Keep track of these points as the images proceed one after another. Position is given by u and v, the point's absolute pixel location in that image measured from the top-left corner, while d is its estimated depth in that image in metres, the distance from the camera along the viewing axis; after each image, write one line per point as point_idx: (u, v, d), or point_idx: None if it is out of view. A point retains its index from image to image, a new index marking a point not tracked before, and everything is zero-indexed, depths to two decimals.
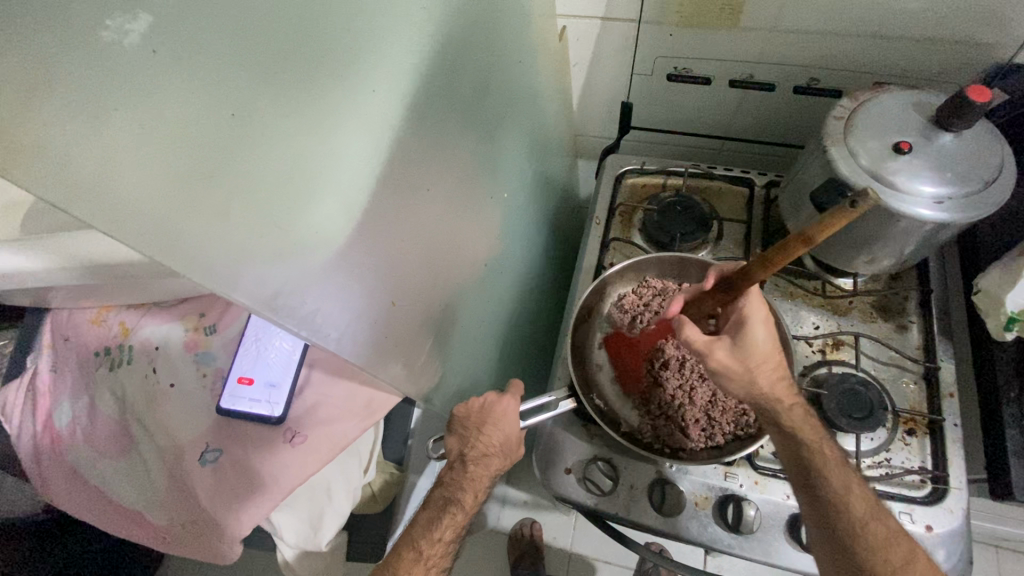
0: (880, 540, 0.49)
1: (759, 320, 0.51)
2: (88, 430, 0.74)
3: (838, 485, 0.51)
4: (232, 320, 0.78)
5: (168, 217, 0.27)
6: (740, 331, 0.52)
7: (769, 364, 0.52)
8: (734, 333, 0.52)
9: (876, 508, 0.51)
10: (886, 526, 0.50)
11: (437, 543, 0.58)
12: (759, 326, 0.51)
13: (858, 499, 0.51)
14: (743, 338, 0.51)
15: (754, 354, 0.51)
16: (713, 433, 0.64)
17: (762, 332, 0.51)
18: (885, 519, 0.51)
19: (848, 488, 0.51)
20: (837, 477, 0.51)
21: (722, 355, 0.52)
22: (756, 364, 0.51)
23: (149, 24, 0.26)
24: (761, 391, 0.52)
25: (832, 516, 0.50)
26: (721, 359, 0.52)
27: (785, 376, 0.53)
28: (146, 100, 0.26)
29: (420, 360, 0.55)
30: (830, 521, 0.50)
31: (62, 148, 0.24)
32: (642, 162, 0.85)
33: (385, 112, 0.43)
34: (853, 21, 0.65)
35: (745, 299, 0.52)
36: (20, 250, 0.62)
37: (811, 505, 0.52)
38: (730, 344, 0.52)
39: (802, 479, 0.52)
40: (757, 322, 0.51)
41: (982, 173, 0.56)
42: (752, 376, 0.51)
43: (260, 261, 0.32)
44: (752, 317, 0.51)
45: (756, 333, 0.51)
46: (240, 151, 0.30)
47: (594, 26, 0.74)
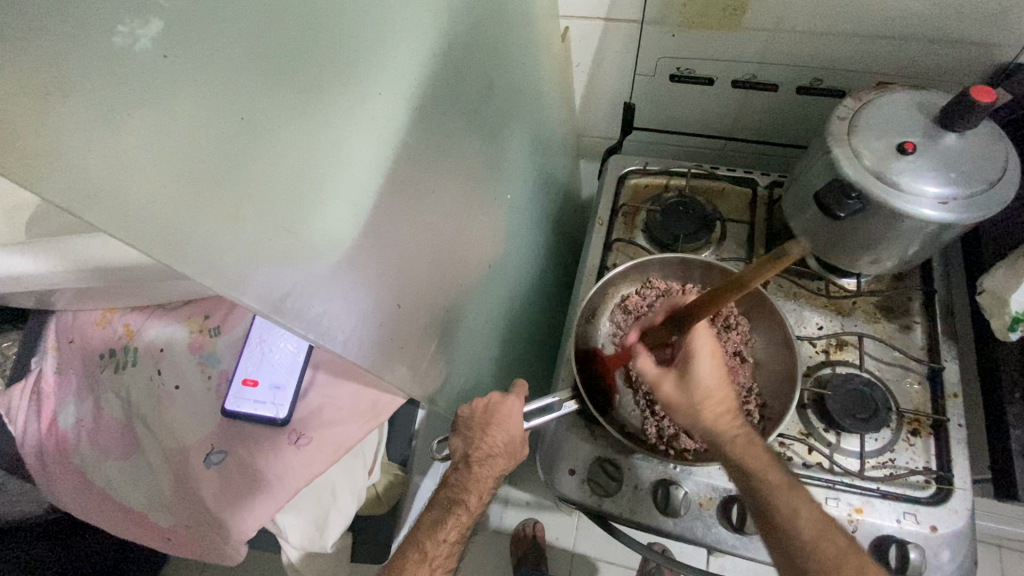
0: (834, 563, 0.46)
1: (703, 354, 0.54)
2: (93, 431, 0.74)
3: (787, 514, 0.48)
4: (238, 321, 0.78)
5: (177, 220, 0.27)
6: (687, 365, 0.54)
7: (716, 397, 0.53)
8: (682, 367, 0.55)
9: (831, 535, 0.48)
10: (840, 548, 0.47)
11: (442, 544, 0.59)
12: (705, 360, 0.54)
13: (810, 525, 0.48)
14: (689, 372, 0.54)
15: (698, 389, 0.53)
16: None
17: (708, 365, 0.54)
18: (839, 542, 0.47)
19: (797, 514, 0.48)
20: (786, 504, 0.48)
21: (668, 388, 0.55)
22: (699, 398, 0.53)
23: (161, 29, 0.27)
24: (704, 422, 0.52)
25: (786, 542, 0.48)
26: (670, 392, 0.54)
27: (731, 407, 0.53)
28: (157, 104, 0.26)
29: (424, 362, 0.56)
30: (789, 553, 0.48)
31: (77, 152, 0.24)
32: (645, 163, 0.85)
33: (391, 114, 0.43)
34: (858, 21, 0.65)
35: (693, 336, 0.55)
36: (25, 253, 0.62)
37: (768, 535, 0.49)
38: (677, 378, 0.55)
39: (754, 509, 0.50)
40: (702, 359, 0.54)
41: (987, 174, 0.56)
42: (695, 410, 0.53)
43: (267, 265, 0.32)
44: (699, 352, 0.54)
45: (700, 366, 0.54)
46: (249, 154, 0.31)
47: (597, 26, 0.74)
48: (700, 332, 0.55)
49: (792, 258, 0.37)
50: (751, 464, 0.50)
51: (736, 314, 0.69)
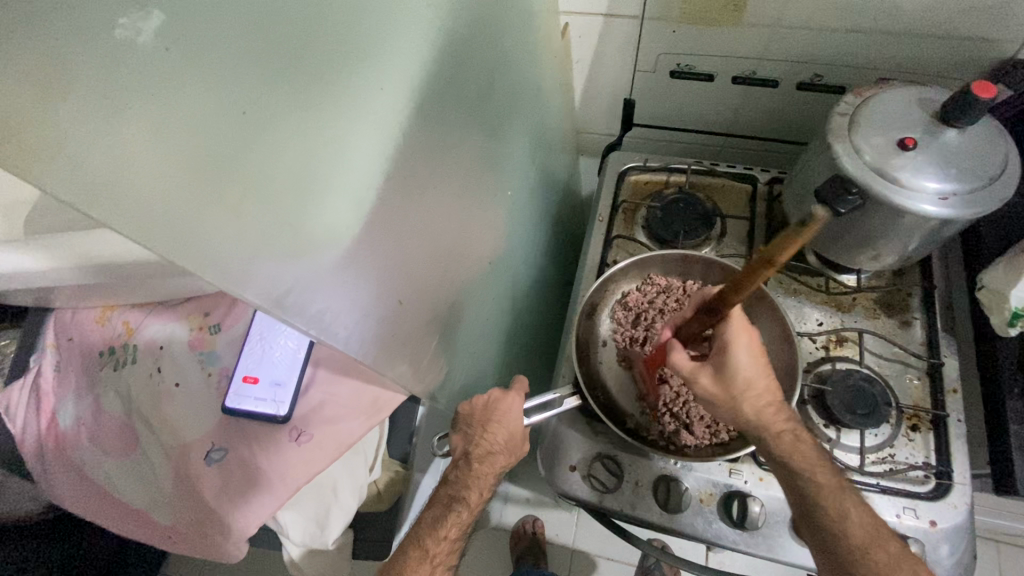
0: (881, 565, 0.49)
1: (741, 345, 0.51)
2: (92, 429, 0.74)
3: (836, 513, 0.50)
4: (237, 318, 0.78)
5: (180, 214, 0.27)
6: (722, 358, 0.52)
7: (756, 390, 0.52)
8: (717, 360, 0.52)
9: (878, 535, 0.50)
10: (885, 549, 0.49)
11: (443, 541, 0.59)
12: (742, 353, 0.51)
13: (858, 526, 0.50)
14: (727, 364, 0.51)
15: (737, 382, 0.52)
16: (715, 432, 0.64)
17: (745, 356, 0.51)
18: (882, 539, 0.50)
19: (847, 515, 0.50)
20: (836, 504, 0.51)
21: (706, 382, 0.53)
22: (737, 392, 0.52)
23: (162, 22, 0.26)
24: (749, 416, 0.52)
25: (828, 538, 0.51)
26: (706, 385, 0.53)
27: (776, 401, 0.53)
28: (160, 98, 0.26)
29: (425, 359, 0.55)
30: (830, 551, 0.51)
31: (79, 146, 0.24)
32: (645, 159, 0.85)
33: (393, 110, 0.43)
34: (859, 17, 0.65)
35: (728, 325, 0.51)
36: (24, 249, 0.61)
37: (810, 527, 0.52)
38: (714, 369, 0.52)
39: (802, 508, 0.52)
40: (740, 348, 0.51)
41: (987, 170, 0.56)
42: (737, 403, 0.52)
43: (270, 260, 0.32)
44: (734, 343, 0.51)
45: (736, 358, 0.51)
46: (251, 149, 0.30)
47: (597, 22, 0.74)
48: (735, 321, 0.51)
49: (817, 228, 0.35)
50: (798, 462, 0.51)
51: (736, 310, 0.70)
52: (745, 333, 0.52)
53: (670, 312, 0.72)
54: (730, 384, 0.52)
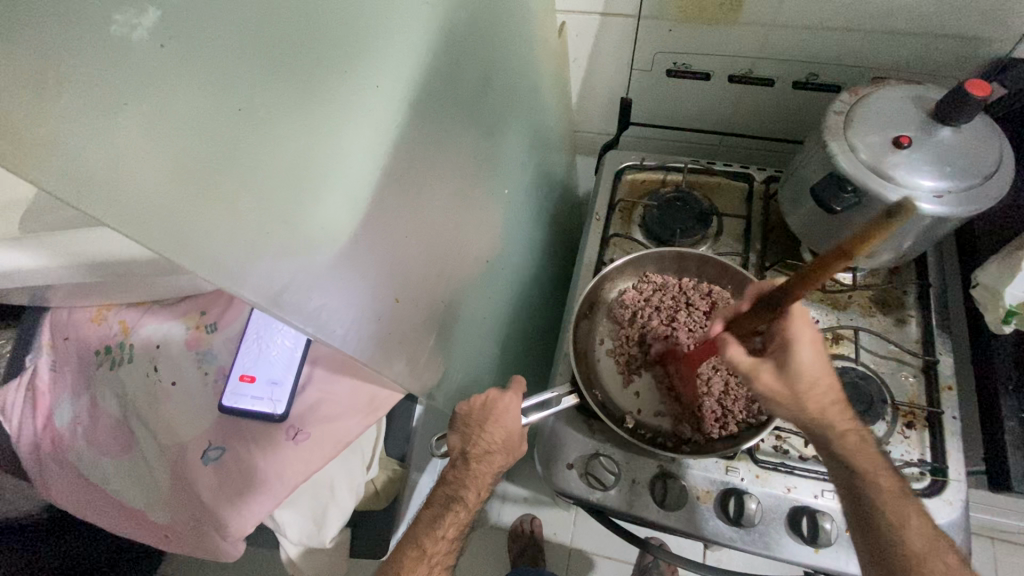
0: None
1: (804, 342, 0.49)
2: (89, 429, 0.73)
3: (894, 517, 0.50)
4: (234, 317, 0.78)
5: (177, 212, 0.27)
6: (785, 355, 0.49)
7: (819, 389, 0.50)
8: (779, 357, 0.49)
9: (939, 548, 0.50)
10: (942, 561, 0.49)
11: (441, 540, 0.59)
12: (807, 351, 0.49)
13: (917, 533, 0.50)
14: (791, 362, 0.49)
15: (801, 381, 0.49)
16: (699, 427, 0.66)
17: (809, 353, 0.49)
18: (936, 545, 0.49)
19: (907, 522, 0.50)
20: (896, 509, 0.50)
21: (767, 380, 0.50)
22: (803, 391, 0.50)
23: (157, 18, 0.26)
24: (811, 413, 0.51)
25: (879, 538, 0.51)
26: (768, 383, 0.50)
27: (839, 400, 0.52)
28: (156, 97, 0.26)
29: (422, 358, 0.55)
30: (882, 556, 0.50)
31: (74, 144, 0.24)
32: (642, 158, 0.85)
33: (389, 108, 0.43)
34: (854, 16, 0.65)
35: (791, 320, 0.49)
36: (20, 248, 0.61)
37: (862, 528, 0.52)
38: (775, 367, 0.50)
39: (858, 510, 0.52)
40: (803, 345, 0.49)
41: (981, 168, 0.56)
42: (798, 402, 0.50)
43: (267, 258, 0.32)
44: (799, 341, 0.49)
45: (801, 356, 0.48)
46: (246, 146, 0.30)
47: (594, 21, 0.74)
48: (800, 317, 0.48)
49: (904, 216, 0.36)
50: (860, 460, 0.51)
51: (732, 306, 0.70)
52: (810, 330, 0.49)
53: (663, 309, 0.72)
54: (794, 383, 0.49)
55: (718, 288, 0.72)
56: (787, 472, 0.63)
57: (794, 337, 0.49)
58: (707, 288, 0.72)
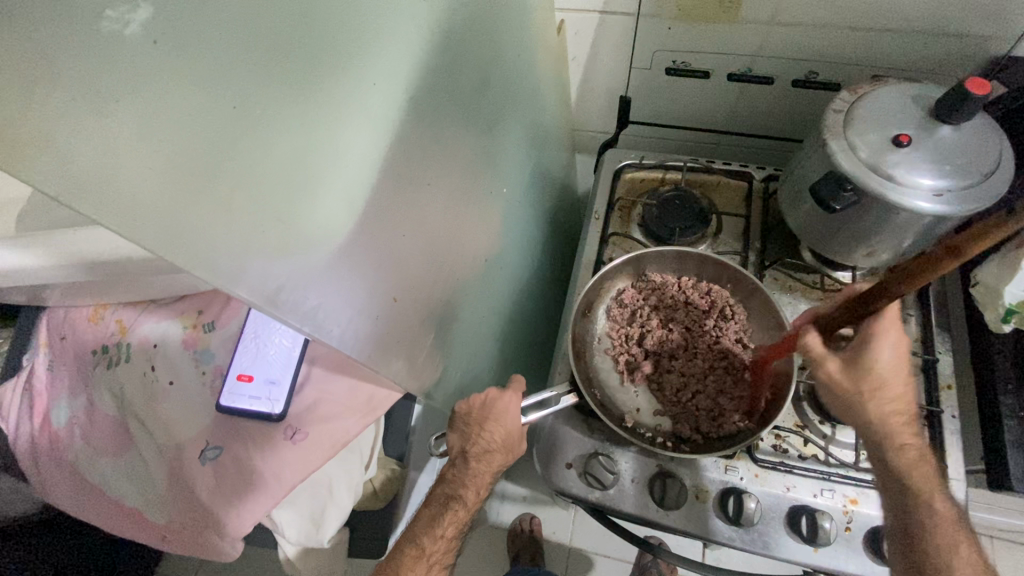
0: None
1: (887, 343, 0.49)
2: (86, 429, 0.73)
3: (944, 540, 0.49)
4: (232, 316, 0.78)
5: (171, 210, 0.27)
6: (861, 351, 0.49)
7: (889, 395, 0.50)
8: (855, 352, 0.50)
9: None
10: None
11: (440, 540, 0.59)
12: (888, 349, 0.49)
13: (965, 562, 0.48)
14: (866, 360, 0.49)
15: (870, 379, 0.49)
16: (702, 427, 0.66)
17: (890, 354, 0.49)
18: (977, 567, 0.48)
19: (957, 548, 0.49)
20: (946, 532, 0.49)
21: (833, 369, 0.51)
22: (869, 391, 0.50)
23: (150, 15, 0.26)
24: (868, 415, 0.50)
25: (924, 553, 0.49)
26: (833, 372, 0.51)
27: (909, 413, 0.51)
28: (148, 94, 0.26)
29: (421, 357, 0.55)
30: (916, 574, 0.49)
31: (65, 141, 0.23)
32: (641, 157, 0.85)
33: (387, 106, 0.43)
34: (854, 14, 0.65)
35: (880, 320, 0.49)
36: (16, 246, 0.61)
37: (904, 545, 0.51)
38: (847, 361, 0.50)
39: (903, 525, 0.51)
40: (886, 346, 0.49)
41: (981, 166, 0.56)
42: (863, 399, 0.50)
43: (263, 257, 0.32)
44: (883, 338, 0.48)
45: (880, 356, 0.49)
46: (241, 145, 0.30)
47: (593, 19, 0.74)
48: (889, 314, 0.48)
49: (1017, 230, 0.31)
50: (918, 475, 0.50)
51: (731, 304, 0.71)
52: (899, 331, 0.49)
53: (665, 309, 0.72)
54: (863, 379, 0.49)
55: (718, 287, 0.72)
56: (786, 471, 0.63)
57: (876, 332, 0.48)
58: (706, 287, 0.72)
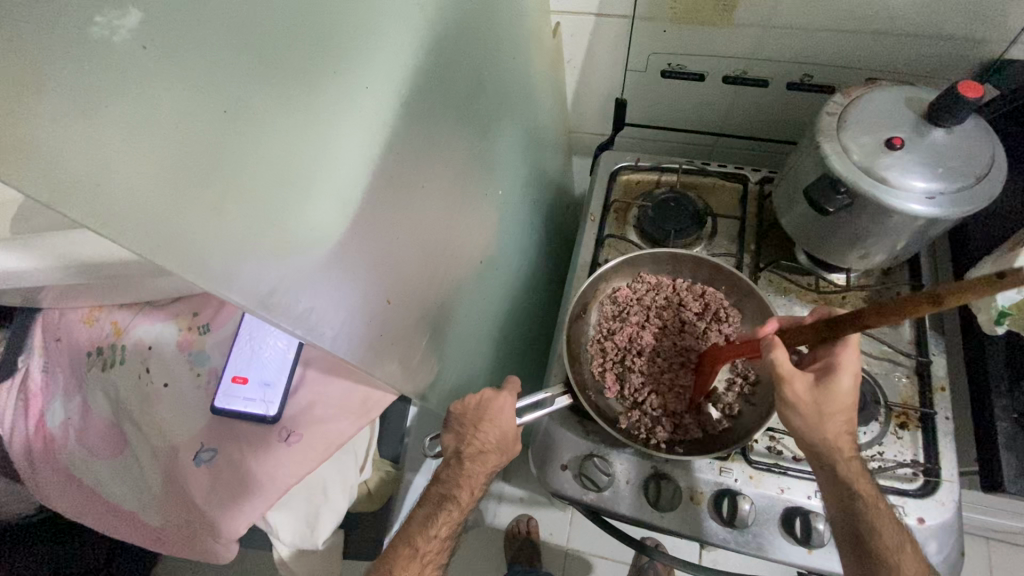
0: None
1: (847, 369, 0.52)
2: (81, 429, 0.73)
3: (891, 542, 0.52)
4: (227, 318, 0.78)
5: (163, 214, 0.27)
6: (828, 375, 0.52)
7: (842, 416, 0.52)
8: (821, 375, 0.52)
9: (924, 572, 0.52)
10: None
11: (433, 539, 0.59)
12: (848, 377, 0.52)
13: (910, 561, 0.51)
14: (831, 382, 0.52)
15: (833, 402, 0.52)
16: (686, 428, 0.66)
17: (849, 382, 0.52)
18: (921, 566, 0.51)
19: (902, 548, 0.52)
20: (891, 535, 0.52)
21: (800, 389, 0.51)
22: (829, 411, 0.52)
23: (140, 20, 0.26)
24: (825, 435, 0.52)
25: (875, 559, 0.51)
26: (799, 392, 0.52)
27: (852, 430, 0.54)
28: (139, 98, 0.26)
29: (415, 358, 0.55)
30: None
31: (55, 146, 0.23)
32: (637, 159, 0.86)
33: (379, 109, 0.43)
34: (847, 17, 0.66)
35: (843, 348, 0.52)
36: (12, 249, 0.61)
37: (856, 549, 0.53)
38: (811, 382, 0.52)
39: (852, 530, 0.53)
40: (846, 372, 0.51)
41: (973, 169, 0.56)
42: (822, 420, 0.52)
43: (255, 261, 0.32)
44: (842, 365, 0.51)
45: (842, 380, 0.51)
46: (232, 149, 0.30)
47: (588, 21, 0.74)
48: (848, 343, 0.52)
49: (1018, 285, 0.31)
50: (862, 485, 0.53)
51: (725, 306, 0.71)
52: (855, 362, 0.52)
53: (657, 309, 0.72)
54: (823, 399, 0.51)
55: (713, 289, 0.72)
56: (781, 473, 0.64)
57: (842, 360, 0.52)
58: (701, 289, 0.72)
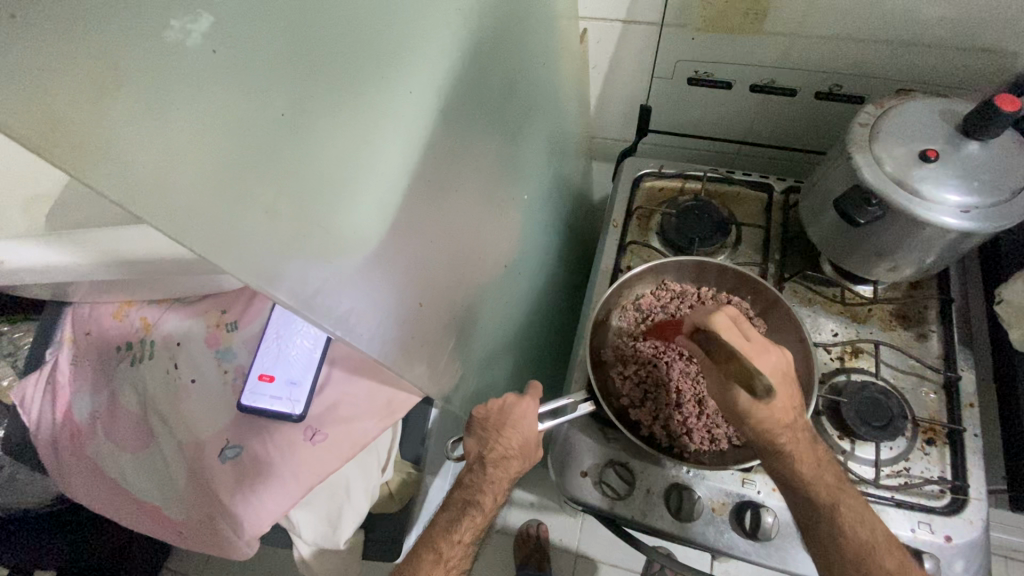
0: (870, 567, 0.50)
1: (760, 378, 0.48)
2: (109, 423, 0.74)
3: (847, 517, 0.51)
4: (254, 316, 0.78)
5: (219, 213, 0.27)
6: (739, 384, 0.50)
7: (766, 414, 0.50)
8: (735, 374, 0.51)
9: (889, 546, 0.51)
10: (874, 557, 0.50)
11: (457, 544, 0.59)
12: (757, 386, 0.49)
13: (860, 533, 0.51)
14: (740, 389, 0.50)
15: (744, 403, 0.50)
16: (713, 437, 0.65)
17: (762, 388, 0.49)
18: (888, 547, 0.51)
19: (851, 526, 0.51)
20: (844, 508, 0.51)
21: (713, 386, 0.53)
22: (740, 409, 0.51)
23: (210, 24, 0.27)
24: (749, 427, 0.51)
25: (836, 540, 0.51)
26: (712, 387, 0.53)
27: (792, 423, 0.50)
28: (205, 99, 0.26)
29: (441, 362, 0.55)
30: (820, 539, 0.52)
31: (127, 146, 0.24)
32: (660, 166, 0.85)
33: (419, 115, 0.43)
34: (882, 27, 0.65)
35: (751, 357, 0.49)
36: (54, 245, 0.61)
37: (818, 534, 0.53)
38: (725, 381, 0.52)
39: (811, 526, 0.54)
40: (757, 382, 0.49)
41: (1009, 183, 0.56)
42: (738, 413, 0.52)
43: (301, 262, 0.32)
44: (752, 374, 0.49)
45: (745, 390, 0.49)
46: (287, 152, 0.30)
47: (616, 28, 0.74)
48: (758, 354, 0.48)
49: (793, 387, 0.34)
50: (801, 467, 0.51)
51: (750, 317, 0.71)
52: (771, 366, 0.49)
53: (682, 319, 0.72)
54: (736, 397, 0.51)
55: (737, 299, 0.72)
56: None
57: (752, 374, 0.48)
58: (726, 299, 0.72)
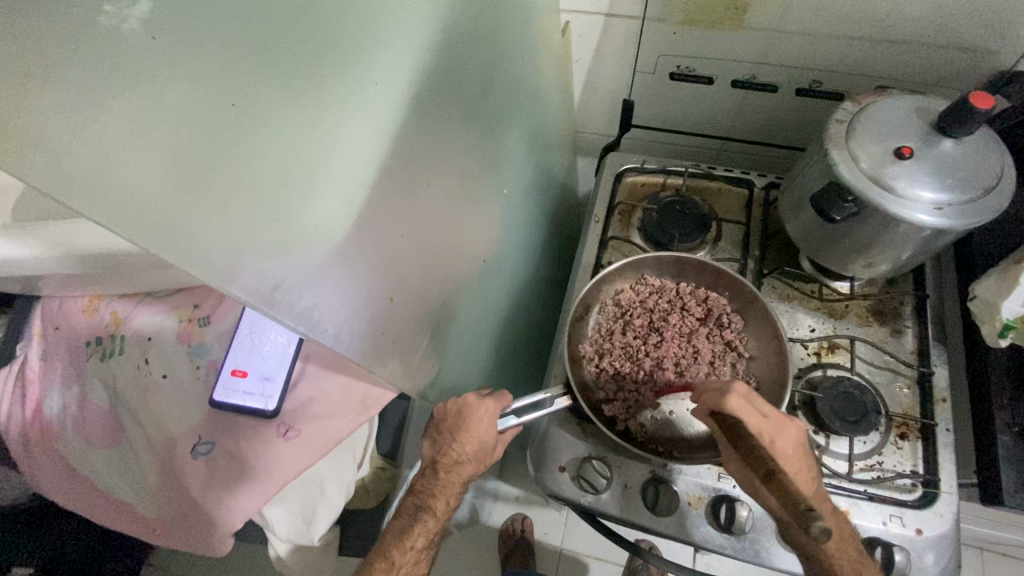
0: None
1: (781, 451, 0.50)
2: (79, 419, 0.73)
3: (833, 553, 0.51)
4: (227, 311, 0.77)
5: (164, 207, 0.27)
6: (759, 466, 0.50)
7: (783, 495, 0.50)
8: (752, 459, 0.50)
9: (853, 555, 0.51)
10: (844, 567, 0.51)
11: (409, 551, 0.59)
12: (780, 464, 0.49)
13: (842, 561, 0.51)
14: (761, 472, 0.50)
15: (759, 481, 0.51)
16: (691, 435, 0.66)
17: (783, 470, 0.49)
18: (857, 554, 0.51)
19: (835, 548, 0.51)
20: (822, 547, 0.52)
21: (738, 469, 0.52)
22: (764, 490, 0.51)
23: (148, 10, 0.27)
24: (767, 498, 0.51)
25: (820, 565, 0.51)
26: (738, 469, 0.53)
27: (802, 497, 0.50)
28: (144, 89, 0.26)
29: (416, 358, 0.55)
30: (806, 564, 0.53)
31: (57, 136, 0.23)
32: (642, 161, 0.85)
33: (386, 108, 0.42)
34: (860, 24, 0.65)
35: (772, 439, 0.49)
36: (9, 237, 0.61)
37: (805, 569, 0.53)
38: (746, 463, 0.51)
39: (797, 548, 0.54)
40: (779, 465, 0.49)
41: (981, 181, 0.56)
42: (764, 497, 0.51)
43: (258, 256, 0.32)
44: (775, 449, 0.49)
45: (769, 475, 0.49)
46: (239, 144, 0.30)
47: (597, 22, 0.73)
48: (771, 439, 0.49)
49: None
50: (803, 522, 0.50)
51: (728, 313, 0.71)
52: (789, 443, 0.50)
53: (659, 314, 0.72)
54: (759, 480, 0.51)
55: (715, 294, 0.72)
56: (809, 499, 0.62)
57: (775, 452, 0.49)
58: (704, 294, 0.72)
